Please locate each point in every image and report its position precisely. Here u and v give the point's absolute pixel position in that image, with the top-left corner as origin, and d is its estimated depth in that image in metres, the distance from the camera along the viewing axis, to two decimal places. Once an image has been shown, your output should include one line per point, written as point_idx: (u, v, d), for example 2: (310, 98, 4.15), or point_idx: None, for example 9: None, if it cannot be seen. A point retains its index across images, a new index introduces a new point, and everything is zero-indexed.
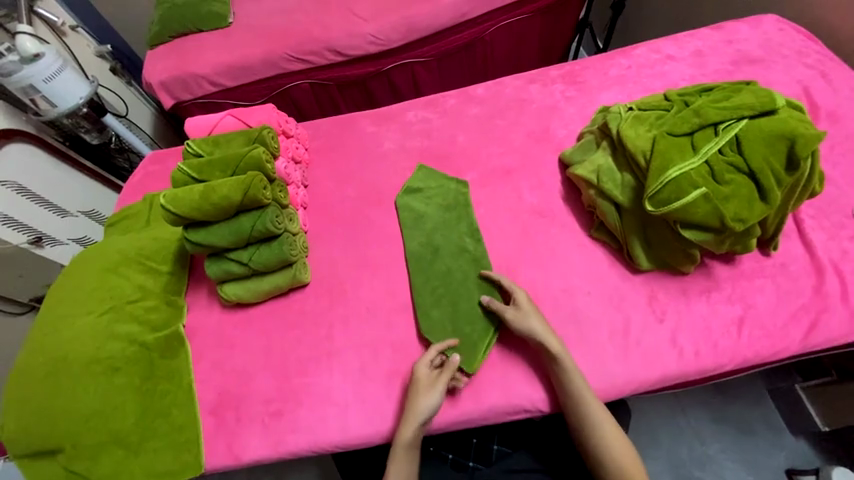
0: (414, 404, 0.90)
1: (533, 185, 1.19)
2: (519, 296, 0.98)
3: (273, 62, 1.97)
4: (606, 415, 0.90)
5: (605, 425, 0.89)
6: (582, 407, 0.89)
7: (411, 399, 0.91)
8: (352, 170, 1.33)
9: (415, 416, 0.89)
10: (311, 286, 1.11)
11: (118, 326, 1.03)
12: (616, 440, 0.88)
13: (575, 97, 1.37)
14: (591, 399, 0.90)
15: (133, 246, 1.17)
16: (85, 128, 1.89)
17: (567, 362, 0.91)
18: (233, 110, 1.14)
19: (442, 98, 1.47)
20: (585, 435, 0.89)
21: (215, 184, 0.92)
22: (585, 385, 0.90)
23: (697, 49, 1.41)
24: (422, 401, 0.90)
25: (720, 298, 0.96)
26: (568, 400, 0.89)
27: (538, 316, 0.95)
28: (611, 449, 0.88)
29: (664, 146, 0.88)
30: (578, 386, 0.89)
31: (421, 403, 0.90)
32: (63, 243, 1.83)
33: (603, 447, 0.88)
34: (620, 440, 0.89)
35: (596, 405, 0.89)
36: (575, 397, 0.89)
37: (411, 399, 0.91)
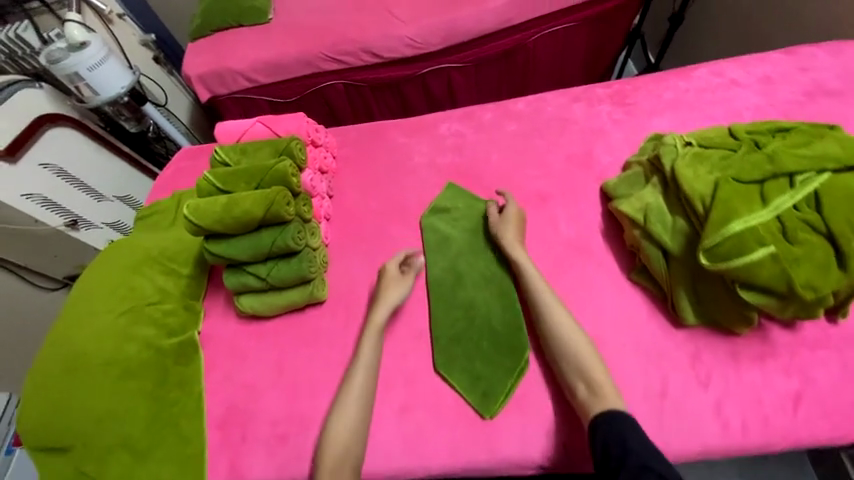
0: (352, 373, 0.93)
1: (570, 216, 1.11)
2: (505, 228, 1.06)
3: (309, 61, 1.95)
4: (588, 341, 0.90)
5: (584, 349, 0.88)
6: (558, 326, 0.91)
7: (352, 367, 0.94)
8: (379, 182, 1.29)
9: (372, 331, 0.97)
10: (327, 304, 1.08)
11: (136, 328, 1.02)
12: (597, 365, 0.86)
13: (623, 120, 1.26)
14: (571, 322, 0.91)
15: (156, 246, 1.16)
16: (125, 117, 1.94)
17: (545, 285, 0.96)
18: (263, 117, 1.11)
19: (478, 112, 1.39)
20: (561, 359, 0.89)
21: (239, 197, 0.89)
22: (566, 309, 0.94)
23: (766, 75, 1.27)
24: (362, 365, 0.94)
25: (776, 368, 0.87)
26: (543, 322, 0.93)
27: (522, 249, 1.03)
28: (591, 372, 0.85)
29: (728, 193, 0.78)
30: (555, 308, 0.93)
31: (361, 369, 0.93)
32: (97, 226, 1.85)
33: (580, 369, 0.86)
34: (601, 365, 0.86)
35: (576, 328, 0.91)
36: (552, 316, 0.92)
37: (368, 317, 1.00)
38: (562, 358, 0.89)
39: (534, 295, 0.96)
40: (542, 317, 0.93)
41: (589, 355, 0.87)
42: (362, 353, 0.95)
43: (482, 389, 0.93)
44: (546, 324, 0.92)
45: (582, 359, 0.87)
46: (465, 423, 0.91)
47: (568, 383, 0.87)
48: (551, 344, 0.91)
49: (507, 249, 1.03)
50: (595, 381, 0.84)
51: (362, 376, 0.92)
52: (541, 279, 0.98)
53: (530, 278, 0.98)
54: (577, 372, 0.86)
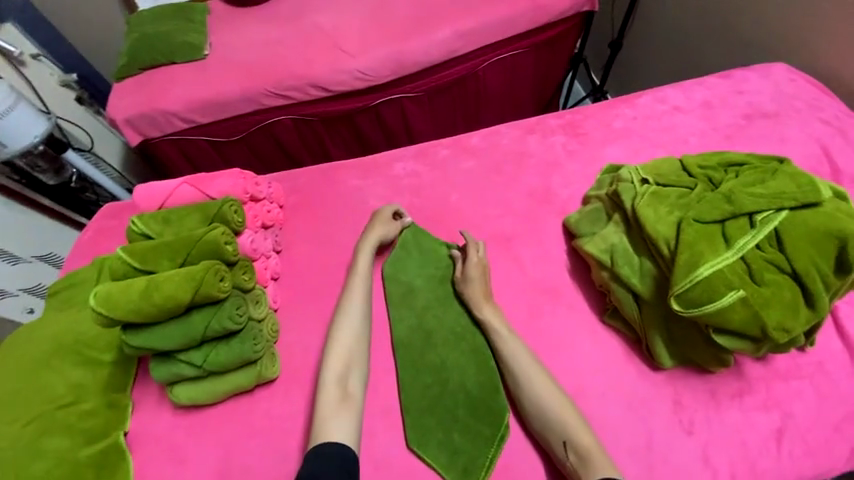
0: (333, 346, 0.92)
1: (536, 257, 1.06)
2: (471, 279, 1.00)
3: (251, 98, 1.83)
4: (569, 402, 0.85)
5: (562, 405, 0.83)
6: (537, 389, 0.85)
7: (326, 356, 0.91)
8: (333, 232, 1.19)
9: (361, 270, 1.04)
10: (281, 381, 0.95)
11: (47, 440, 0.87)
12: (582, 428, 0.81)
13: (578, 150, 1.25)
14: (550, 383, 0.86)
15: (70, 331, 1.00)
16: (41, 168, 1.72)
17: (519, 344, 0.91)
18: (191, 177, 0.99)
19: (433, 148, 1.33)
20: (544, 424, 0.83)
21: (160, 278, 0.76)
22: (543, 369, 0.88)
23: (705, 100, 1.32)
24: (336, 355, 0.91)
25: (754, 404, 0.83)
26: (518, 381, 0.88)
27: (491, 307, 0.97)
28: (577, 437, 0.80)
29: (692, 236, 0.76)
30: (532, 369, 0.88)
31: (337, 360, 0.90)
32: (12, 294, 1.63)
33: (566, 435, 0.80)
34: (587, 428, 0.81)
35: (556, 389, 0.86)
36: (530, 379, 0.87)
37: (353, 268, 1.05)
38: (546, 426, 0.83)
39: (508, 357, 0.90)
40: (519, 381, 0.88)
41: (573, 418, 0.82)
42: (352, 292, 1.00)
43: (460, 463, 0.84)
44: (525, 388, 0.86)
45: (567, 423, 0.81)
46: None
47: (556, 452, 0.81)
48: (533, 410, 0.85)
49: (476, 307, 0.98)
50: (583, 448, 0.79)
51: (356, 302, 0.98)
52: (514, 338, 0.92)
53: (503, 338, 0.92)
54: (563, 438, 0.80)
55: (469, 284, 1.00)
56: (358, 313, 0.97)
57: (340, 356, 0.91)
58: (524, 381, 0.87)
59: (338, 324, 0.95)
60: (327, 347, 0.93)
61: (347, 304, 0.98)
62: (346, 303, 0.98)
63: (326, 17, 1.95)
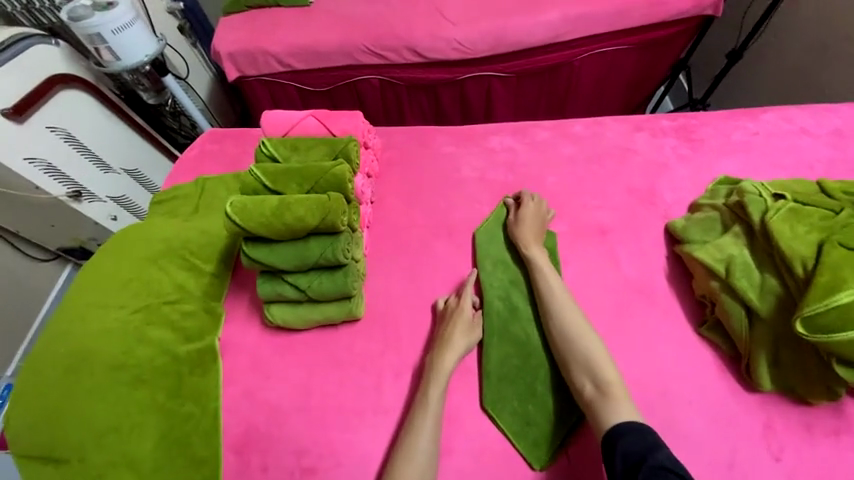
0: (426, 395, 0.85)
1: (633, 254, 1.04)
2: (532, 247, 1.02)
3: (348, 52, 1.84)
4: (601, 345, 0.87)
5: (599, 355, 0.84)
6: (570, 326, 0.89)
7: (418, 405, 0.85)
8: (425, 193, 1.20)
9: (453, 347, 0.90)
10: (364, 323, 0.99)
11: (150, 329, 0.93)
12: (607, 365, 0.83)
13: (689, 156, 1.19)
14: (585, 323, 0.89)
15: (179, 237, 1.07)
16: (144, 86, 1.84)
17: (559, 284, 0.95)
18: (317, 112, 1.01)
19: (533, 129, 1.31)
20: (577, 367, 0.85)
21: (290, 199, 0.80)
22: (579, 310, 0.91)
23: (837, 128, 1.23)
24: (429, 408, 0.84)
25: (851, 445, 0.80)
26: (561, 328, 0.89)
27: (549, 268, 0.98)
28: (601, 372, 0.82)
29: (837, 259, 0.72)
30: (569, 308, 0.91)
31: (428, 411, 0.83)
32: (101, 200, 1.69)
33: (589, 368, 0.83)
34: (613, 367, 0.83)
35: (589, 329, 0.88)
36: (563, 316, 0.90)
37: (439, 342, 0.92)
38: (571, 357, 0.86)
39: (557, 310, 0.91)
40: (556, 323, 0.90)
41: (599, 356, 0.84)
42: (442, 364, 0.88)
43: (532, 436, 0.85)
44: (567, 340, 0.87)
45: (590, 352, 0.85)
46: (513, 473, 0.82)
47: (574, 382, 0.85)
48: (560, 343, 0.88)
49: (525, 249, 1.02)
50: (604, 383, 0.81)
51: (447, 366, 0.88)
52: (556, 280, 0.96)
53: (543, 277, 0.97)
54: (585, 370, 0.84)
55: (522, 229, 1.05)
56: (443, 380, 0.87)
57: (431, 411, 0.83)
58: (554, 310, 0.91)
59: (437, 370, 0.88)
60: (417, 403, 0.85)
61: (445, 354, 0.89)
62: (433, 377, 0.87)
63: None
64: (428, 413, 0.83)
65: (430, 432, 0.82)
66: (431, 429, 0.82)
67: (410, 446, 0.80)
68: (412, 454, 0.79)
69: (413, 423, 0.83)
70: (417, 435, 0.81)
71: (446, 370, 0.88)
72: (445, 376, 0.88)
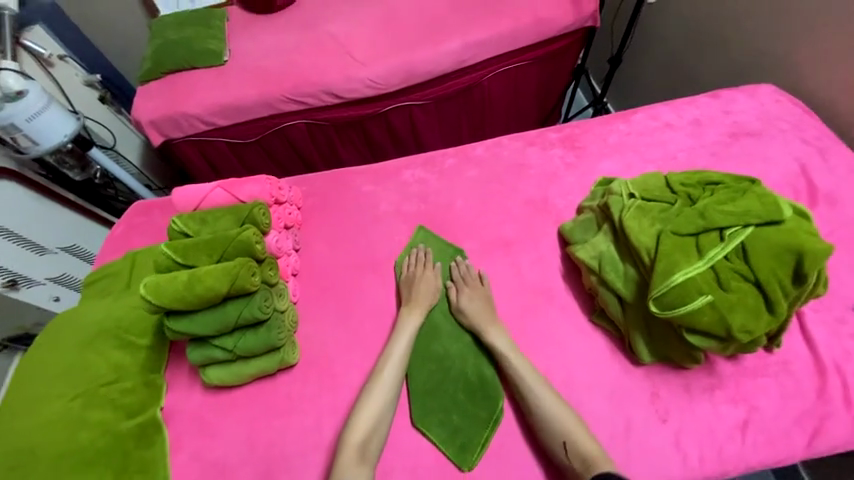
0: (391, 344, 1.03)
1: (533, 260, 1.16)
2: (487, 323, 1.04)
3: (269, 103, 1.93)
4: (575, 417, 0.91)
5: (569, 420, 0.89)
6: (542, 401, 0.92)
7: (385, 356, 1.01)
8: (346, 233, 1.28)
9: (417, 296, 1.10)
10: (299, 368, 1.06)
11: (89, 413, 0.97)
12: (585, 437, 0.88)
13: (575, 163, 1.35)
14: (557, 398, 0.92)
15: (110, 317, 1.10)
16: (68, 165, 1.83)
17: (522, 360, 0.98)
18: (223, 182, 1.11)
19: (440, 157, 1.42)
20: (552, 435, 0.89)
21: (199, 272, 0.88)
22: (549, 385, 0.94)
23: (695, 118, 1.41)
24: (393, 359, 1.00)
25: (723, 398, 0.93)
26: (530, 401, 0.93)
27: (508, 340, 1.01)
28: (576, 438, 0.87)
29: (670, 247, 0.86)
30: (540, 387, 0.93)
31: (390, 359, 1.00)
32: (39, 283, 1.70)
33: (571, 445, 0.86)
34: (592, 440, 0.87)
35: (563, 404, 0.91)
36: (532, 389, 0.94)
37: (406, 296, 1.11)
38: (551, 436, 0.88)
39: (523, 383, 0.95)
40: (525, 395, 0.94)
41: (575, 427, 0.89)
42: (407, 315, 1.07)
43: (458, 441, 0.94)
44: (537, 411, 0.91)
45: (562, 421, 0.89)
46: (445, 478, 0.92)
47: (560, 459, 0.87)
48: (533, 413, 0.92)
49: (483, 328, 1.03)
50: (588, 458, 0.85)
51: (411, 323, 1.06)
52: (520, 357, 0.98)
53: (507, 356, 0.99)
54: (568, 443, 0.87)
55: (473, 307, 1.07)
56: (399, 362, 1.00)
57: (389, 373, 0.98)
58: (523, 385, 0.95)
59: (398, 332, 1.05)
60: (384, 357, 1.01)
61: (404, 317, 1.07)
62: (401, 326, 1.06)
63: (340, 28, 2.05)
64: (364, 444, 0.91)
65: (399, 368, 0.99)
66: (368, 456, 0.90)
67: (369, 398, 0.95)
68: (371, 407, 0.94)
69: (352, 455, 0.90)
70: (377, 389, 0.96)
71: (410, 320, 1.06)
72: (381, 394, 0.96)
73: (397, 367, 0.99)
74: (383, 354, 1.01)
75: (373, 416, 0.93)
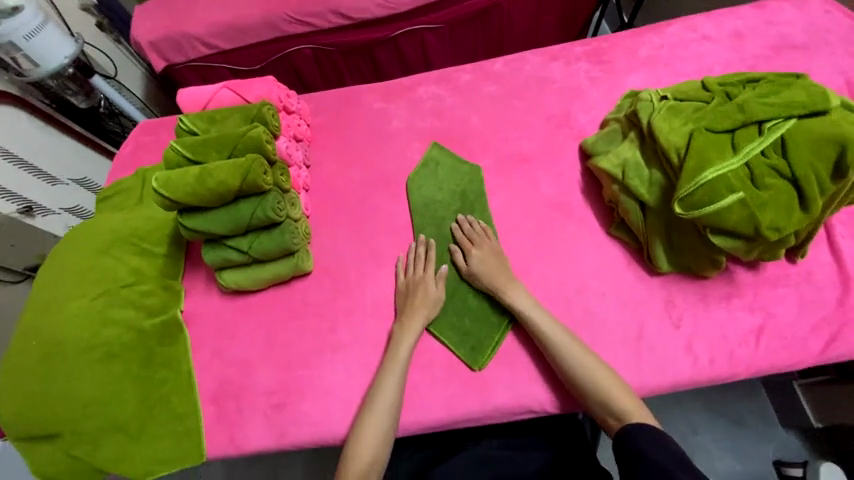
0: (402, 334, 0.95)
1: (551, 175, 1.12)
2: (506, 286, 0.97)
3: (273, 24, 1.80)
4: (607, 370, 0.86)
5: (600, 373, 0.86)
6: (571, 360, 0.87)
7: (391, 351, 0.93)
8: (358, 149, 1.23)
9: (423, 289, 1.00)
10: (314, 276, 1.06)
11: (112, 311, 0.99)
12: (620, 391, 0.84)
13: (601, 79, 1.25)
14: (588, 354, 0.88)
15: (126, 225, 1.10)
16: (72, 91, 1.61)
17: (548, 321, 0.91)
18: (230, 83, 1.12)
19: (456, 73, 1.32)
20: (582, 391, 0.86)
21: (212, 167, 0.87)
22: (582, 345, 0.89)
23: (736, 30, 1.28)
24: (399, 357, 0.92)
25: (740, 305, 0.92)
26: (559, 361, 0.88)
27: (530, 302, 0.94)
28: (608, 392, 0.84)
29: (703, 143, 0.82)
30: (565, 344, 0.89)
31: (403, 346, 0.93)
32: (55, 213, 1.57)
33: (604, 400, 0.84)
34: (626, 391, 0.84)
35: (594, 361, 0.87)
36: (560, 347, 0.89)
37: (409, 289, 1.00)
38: (584, 393, 0.86)
39: (549, 342, 0.90)
40: (553, 354, 0.89)
41: (608, 381, 0.85)
42: (418, 305, 0.98)
43: (469, 344, 0.97)
44: (566, 368, 0.87)
45: (592, 375, 0.86)
46: (457, 375, 0.95)
47: (594, 412, 0.87)
48: (564, 372, 0.88)
49: (503, 293, 0.96)
50: (621, 409, 0.83)
51: (421, 315, 0.97)
52: (546, 318, 0.92)
53: (532, 318, 0.92)
54: (599, 399, 0.85)
55: (486, 270, 0.99)
56: (408, 353, 0.93)
57: (401, 358, 0.92)
58: (550, 345, 0.90)
59: (408, 320, 0.96)
60: (391, 349, 0.94)
61: (415, 310, 0.97)
62: (412, 316, 0.96)
63: None
64: (386, 389, 0.89)
65: (404, 358, 0.92)
66: (393, 395, 0.89)
67: (387, 373, 0.91)
68: (390, 378, 0.90)
69: (374, 398, 0.89)
70: (395, 365, 0.92)
71: (419, 318, 0.96)
72: (411, 341, 0.95)
73: (403, 365, 0.92)
74: (393, 345, 0.94)
75: (393, 388, 0.90)
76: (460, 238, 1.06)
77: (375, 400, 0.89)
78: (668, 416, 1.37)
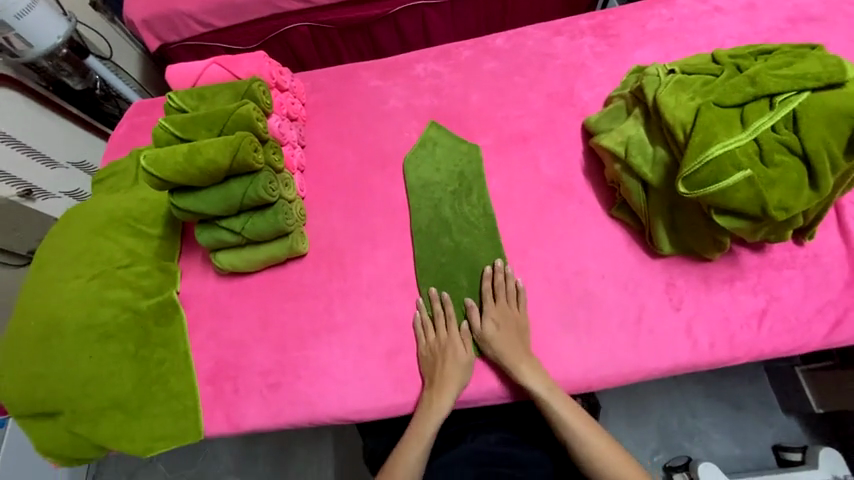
0: (427, 409, 0.90)
1: (552, 155, 1.09)
2: (520, 363, 0.89)
3: (267, 0, 1.74)
4: (635, 467, 0.83)
5: (625, 469, 0.82)
6: (597, 453, 0.84)
7: (417, 424, 0.90)
8: (354, 129, 1.20)
9: (452, 357, 0.92)
10: (309, 258, 1.05)
11: (108, 292, 0.99)
12: None
13: (606, 54, 1.20)
14: (614, 448, 0.84)
15: (120, 206, 1.09)
16: (66, 72, 1.55)
17: (571, 409, 0.87)
18: (219, 58, 1.10)
19: (456, 49, 1.27)
20: None
21: (201, 145, 0.86)
22: (588, 421, 0.86)
23: (751, 1, 1.22)
24: (425, 433, 0.89)
25: (743, 288, 0.90)
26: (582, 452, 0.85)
27: (549, 384, 0.88)
28: None
29: (710, 119, 0.78)
30: (592, 438, 0.85)
31: (429, 422, 0.89)
32: (56, 196, 1.57)
33: None
34: None
35: (619, 454, 0.84)
36: (586, 439, 0.85)
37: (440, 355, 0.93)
38: None
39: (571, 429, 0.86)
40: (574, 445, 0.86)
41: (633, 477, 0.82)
42: (449, 376, 0.91)
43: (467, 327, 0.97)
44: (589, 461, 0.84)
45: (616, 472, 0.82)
46: None
47: None
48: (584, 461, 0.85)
49: (513, 368, 0.89)
50: None
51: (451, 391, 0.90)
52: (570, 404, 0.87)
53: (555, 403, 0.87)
54: None
55: (500, 340, 0.91)
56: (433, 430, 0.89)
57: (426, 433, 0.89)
58: (573, 435, 0.86)
59: (436, 394, 0.90)
60: (417, 422, 0.90)
61: (444, 383, 0.90)
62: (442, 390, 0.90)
63: None
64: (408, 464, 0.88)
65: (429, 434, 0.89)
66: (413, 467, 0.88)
67: (410, 446, 0.89)
68: (412, 450, 0.88)
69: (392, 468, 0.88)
70: (417, 440, 0.89)
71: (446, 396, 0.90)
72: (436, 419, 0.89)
73: (427, 441, 0.88)
74: (419, 418, 0.90)
75: (413, 462, 0.88)
76: (484, 289, 0.98)
77: (395, 468, 0.88)
78: (667, 400, 1.37)
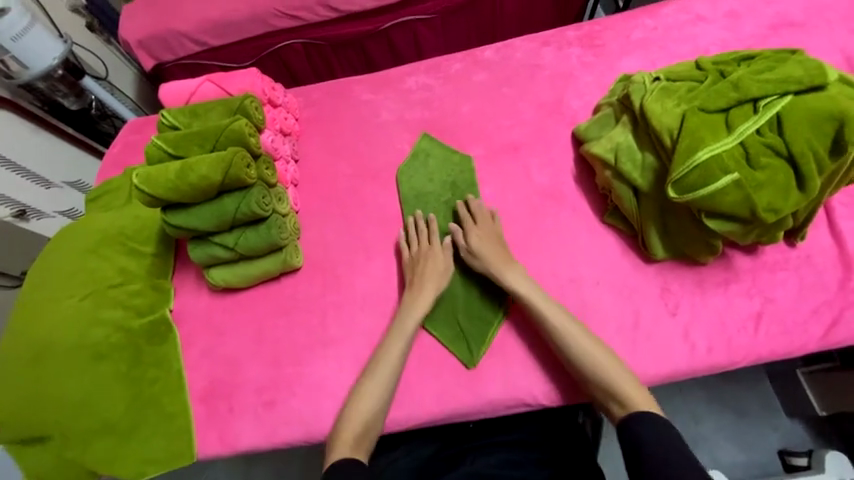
0: (390, 345, 0.91)
1: (543, 163, 1.10)
2: (505, 271, 0.94)
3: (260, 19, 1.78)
4: (619, 366, 0.83)
5: (608, 365, 0.83)
6: (580, 353, 0.85)
7: (380, 356, 0.90)
8: (347, 143, 1.21)
9: (421, 292, 0.95)
10: (303, 272, 1.05)
11: (100, 311, 0.98)
12: (627, 384, 0.81)
13: (594, 63, 1.22)
14: (601, 348, 0.84)
15: (114, 224, 1.09)
16: (61, 93, 1.57)
17: (555, 313, 0.89)
18: (212, 75, 1.13)
19: (446, 62, 1.29)
20: (589, 382, 0.84)
21: (193, 162, 0.86)
22: (595, 338, 0.86)
23: (733, 10, 1.24)
24: (387, 359, 0.89)
25: (738, 291, 0.90)
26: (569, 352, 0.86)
27: (534, 288, 0.92)
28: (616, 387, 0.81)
29: (696, 124, 0.79)
30: (577, 339, 0.86)
31: (394, 349, 0.90)
32: (50, 216, 1.54)
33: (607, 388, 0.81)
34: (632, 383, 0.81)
35: (604, 353, 0.84)
36: (569, 341, 0.86)
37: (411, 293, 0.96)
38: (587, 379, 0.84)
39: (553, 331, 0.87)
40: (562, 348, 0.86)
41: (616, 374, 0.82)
42: (418, 303, 0.94)
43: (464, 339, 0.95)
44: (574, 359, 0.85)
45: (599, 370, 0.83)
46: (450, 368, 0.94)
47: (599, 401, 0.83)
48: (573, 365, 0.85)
49: (499, 274, 0.94)
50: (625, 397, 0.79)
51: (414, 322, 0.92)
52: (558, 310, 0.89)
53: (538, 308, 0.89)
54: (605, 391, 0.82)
55: (484, 250, 0.97)
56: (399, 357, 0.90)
57: (390, 360, 0.89)
58: (559, 337, 0.87)
59: (402, 321, 0.93)
60: (379, 353, 0.90)
61: (409, 316, 0.93)
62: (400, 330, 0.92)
63: None
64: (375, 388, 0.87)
65: (394, 362, 0.89)
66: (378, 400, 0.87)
67: (376, 372, 0.89)
68: (379, 378, 0.88)
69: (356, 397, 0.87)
70: (381, 365, 0.89)
71: (408, 329, 0.92)
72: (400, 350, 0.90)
73: (394, 368, 0.89)
74: (381, 351, 0.91)
75: (377, 392, 0.87)
76: (463, 216, 1.04)
77: (363, 395, 0.87)
78: (670, 406, 1.35)
